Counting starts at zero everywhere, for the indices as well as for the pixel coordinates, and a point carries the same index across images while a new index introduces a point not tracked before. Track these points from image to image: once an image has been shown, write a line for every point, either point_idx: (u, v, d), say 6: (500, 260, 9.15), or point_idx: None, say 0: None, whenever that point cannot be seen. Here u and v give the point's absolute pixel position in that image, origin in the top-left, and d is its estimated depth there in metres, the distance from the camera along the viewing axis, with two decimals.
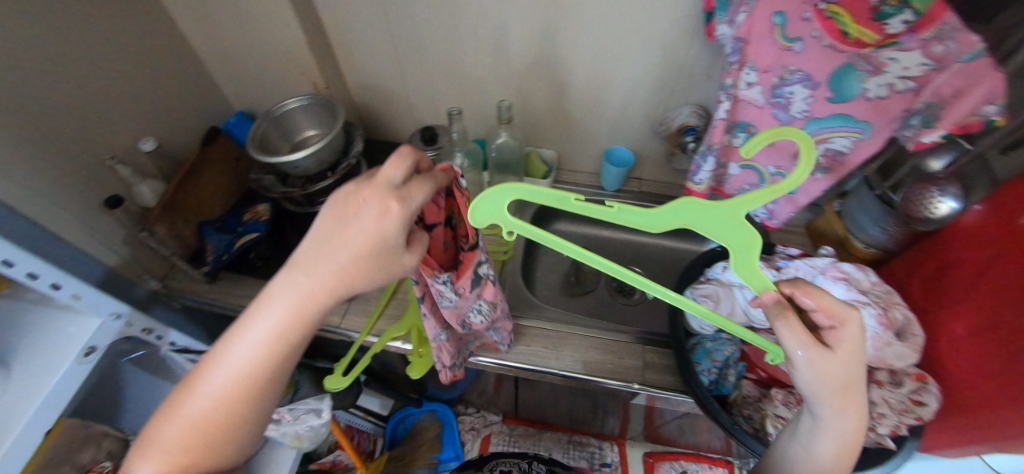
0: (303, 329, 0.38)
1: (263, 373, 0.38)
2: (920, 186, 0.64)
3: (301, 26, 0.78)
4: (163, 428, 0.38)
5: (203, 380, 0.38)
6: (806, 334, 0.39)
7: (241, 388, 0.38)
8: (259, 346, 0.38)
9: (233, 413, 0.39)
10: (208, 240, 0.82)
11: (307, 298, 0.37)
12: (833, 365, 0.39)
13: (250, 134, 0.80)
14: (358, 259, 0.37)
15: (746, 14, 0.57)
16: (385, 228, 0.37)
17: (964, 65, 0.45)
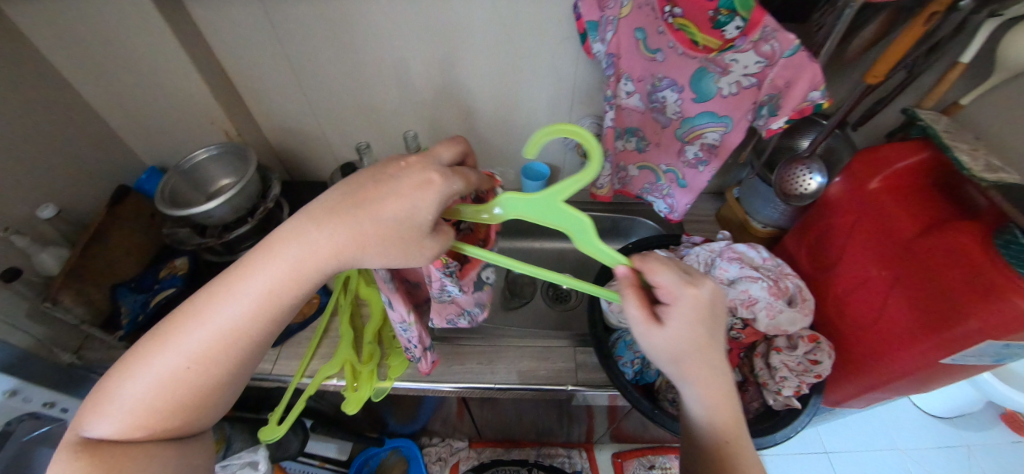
0: (294, 291, 0.42)
1: (248, 332, 0.41)
2: (793, 166, 0.72)
3: (206, 77, 0.78)
4: (128, 383, 0.40)
5: (180, 337, 0.40)
6: (640, 310, 0.43)
7: (224, 346, 0.41)
8: (249, 304, 0.41)
9: (207, 372, 0.41)
10: (122, 303, 0.78)
11: (320, 261, 0.41)
12: (667, 340, 0.43)
13: (158, 190, 0.78)
14: (393, 234, 0.40)
15: (612, 32, 0.63)
16: (428, 201, 0.40)
17: (788, 60, 0.51)
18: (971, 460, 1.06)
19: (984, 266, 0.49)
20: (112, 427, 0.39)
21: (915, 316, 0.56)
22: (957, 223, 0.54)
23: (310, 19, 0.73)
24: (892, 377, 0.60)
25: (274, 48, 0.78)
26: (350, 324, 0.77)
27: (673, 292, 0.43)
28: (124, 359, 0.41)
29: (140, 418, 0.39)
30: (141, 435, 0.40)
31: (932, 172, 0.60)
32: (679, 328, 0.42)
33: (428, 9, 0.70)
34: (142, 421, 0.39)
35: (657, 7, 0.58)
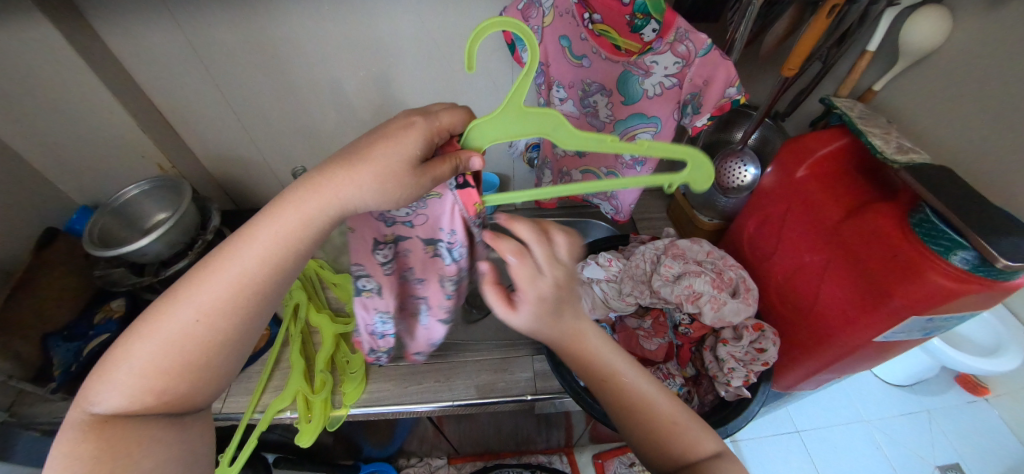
0: (313, 235, 0.41)
1: (263, 282, 0.39)
2: (728, 159, 0.75)
3: (130, 111, 0.75)
4: (135, 344, 0.37)
5: (190, 292, 0.38)
6: (498, 300, 0.44)
7: (236, 298, 0.39)
8: (267, 249, 0.39)
9: (218, 331, 0.38)
10: (53, 354, 0.72)
11: (325, 195, 0.39)
12: (528, 317, 0.44)
13: (87, 230, 0.74)
14: (392, 170, 0.39)
15: (539, 41, 0.62)
16: (417, 136, 0.40)
17: (703, 60, 0.54)
18: (931, 423, 1.10)
19: (902, 246, 0.51)
20: (119, 400, 0.36)
21: (846, 299, 0.58)
22: (877, 205, 0.56)
23: (236, 45, 0.71)
24: (836, 358, 0.62)
25: (200, 75, 0.75)
26: (301, 353, 0.75)
27: (523, 255, 0.44)
28: (132, 327, 0.38)
29: (148, 384, 0.37)
30: (149, 399, 0.37)
31: (850, 155, 0.62)
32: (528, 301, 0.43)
33: (357, 26, 0.71)
34: (148, 389, 0.37)
35: (577, 14, 0.58)
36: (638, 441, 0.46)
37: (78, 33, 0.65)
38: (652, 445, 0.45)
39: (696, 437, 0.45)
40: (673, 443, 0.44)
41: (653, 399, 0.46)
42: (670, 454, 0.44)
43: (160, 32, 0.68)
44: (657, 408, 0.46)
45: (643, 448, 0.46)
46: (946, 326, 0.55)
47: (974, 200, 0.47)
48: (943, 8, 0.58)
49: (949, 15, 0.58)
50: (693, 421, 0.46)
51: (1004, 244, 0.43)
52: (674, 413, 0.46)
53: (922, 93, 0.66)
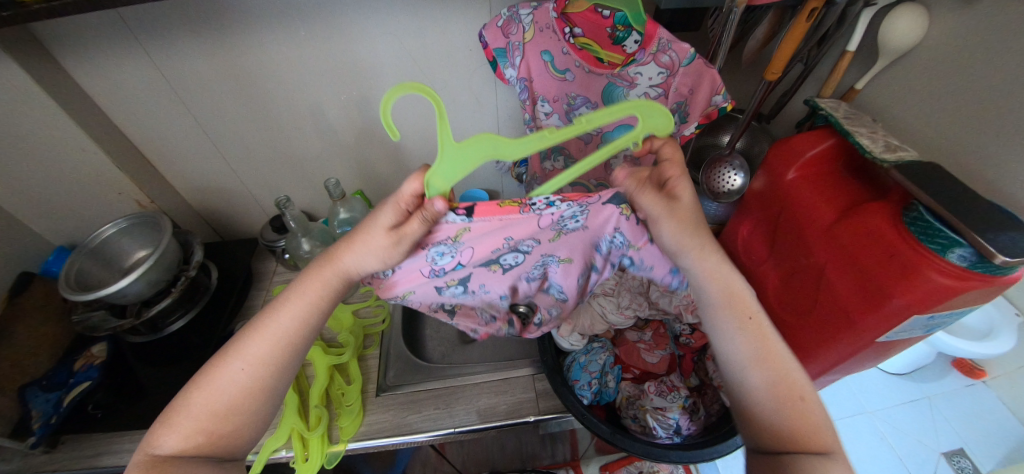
0: (334, 291, 0.47)
1: (298, 336, 0.44)
2: (716, 165, 0.75)
3: (103, 147, 0.72)
4: (193, 393, 0.41)
5: (236, 346, 0.42)
6: (652, 198, 0.48)
7: (279, 352, 0.43)
8: (298, 308, 0.44)
9: (262, 382, 0.42)
10: (31, 406, 0.66)
11: (335, 264, 0.46)
12: (680, 217, 0.49)
13: (62, 273, 0.71)
14: (381, 244, 0.44)
15: (520, 57, 0.61)
16: (393, 211, 0.43)
17: (687, 69, 0.55)
18: (933, 410, 1.05)
19: (897, 245, 0.51)
20: (176, 440, 0.39)
21: (842, 301, 0.58)
22: (870, 204, 0.56)
23: (212, 76, 0.69)
24: (840, 360, 0.62)
25: (176, 108, 0.73)
26: (294, 387, 0.72)
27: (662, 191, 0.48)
28: (193, 379, 0.42)
29: (202, 424, 0.40)
30: (200, 441, 0.39)
31: (839, 156, 0.63)
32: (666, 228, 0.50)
33: (336, 51, 0.70)
34: (200, 434, 0.40)
35: (558, 28, 0.58)
36: (749, 394, 0.45)
37: (46, 73, 0.63)
38: (760, 399, 0.45)
39: (815, 423, 0.43)
40: (787, 416, 0.43)
41: (785, 360, 0.46)
42: (768, 432, 0.44)
43: (133, 67, 0.67)
44: (786, 374, 0.45)
45: (751, 407, 0.45)
46: (947, 322, 0.54)
47: (965, 196, 0.47)
48: (920, 7, 0.60)
49: (925, 13, 0.59)
50: (812, 397, 0.44)
51: (1002, 240, 0.43)
52: (801, 387, 0.44)
53: (904, 89, 0.66)
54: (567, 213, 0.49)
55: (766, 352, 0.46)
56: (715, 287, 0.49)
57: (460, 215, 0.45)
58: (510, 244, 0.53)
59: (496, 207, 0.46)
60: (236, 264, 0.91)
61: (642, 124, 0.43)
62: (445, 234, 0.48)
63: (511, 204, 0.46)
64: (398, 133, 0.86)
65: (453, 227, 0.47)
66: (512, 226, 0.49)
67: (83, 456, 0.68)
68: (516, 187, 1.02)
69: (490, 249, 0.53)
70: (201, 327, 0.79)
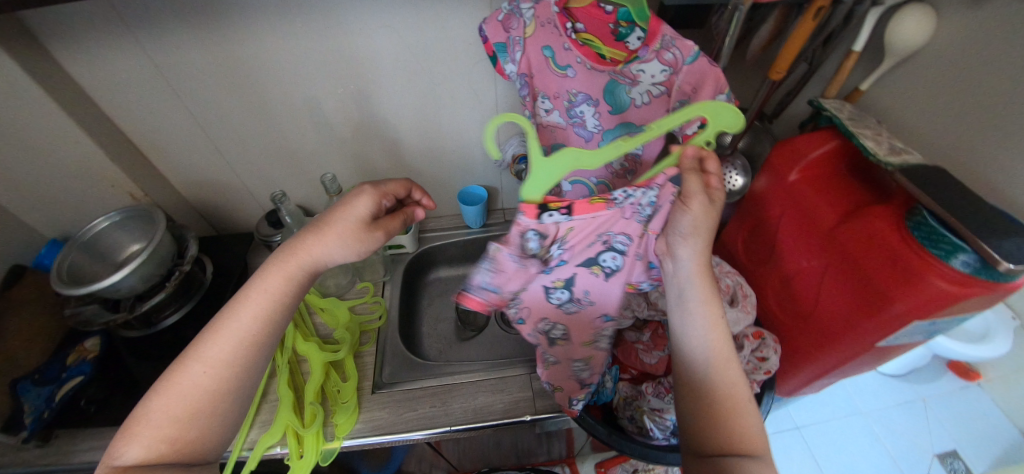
0: (297, 285, 0.48)
1: (258, 333, 0.44)
2: (718, 164, 0.74)
3: (95, 139, 0.71)
4: (155, 396, 0.40)
5: (195, 349, 0.42)
6: (694, 184, 0.45)
7: (240, 351, 0.43)
8: (259, 305, 0.45)
9: (225, 381, 0.42)
10: (24, 400, 0.65)
11: (298, 256, 0.47)
12: (705, 220, 0.47)
13: (55, 267, 0.69)
14: (353, 229, 0.49)
15: (520, 52, 0.59)
16: (367, 202, 0.51)
17: (691, 66, 0.53)
18: (929, 413, 1.05)
19: (900, 249, 0.50)
20: (138, 449, 0.37)
21: (843, 304, 0.57)
22: (873, 207, 0.56)
23: (206, 67, 0.68)
24: (837, 364, 0.61)
25: (169, 100, 0.72)
26: (289, 384, 0.72)
27: (693, 196, 0.46)
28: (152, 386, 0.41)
29: (167, 429, 0.39)
30: (164, 449, 0.38)
31: (843, 157, 0.62)
32: (683, 229, 0.48)
33: (332, 44, 0.69)
34: (163, 442, 0.38)
35: (560, 23, 0.58)
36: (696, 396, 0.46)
37: (36, 62, 0.61)
38: (695, 402, 0.45)
39: (748, 433, 0.43)
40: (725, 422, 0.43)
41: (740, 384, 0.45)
42: (715, 431, 0.43)
43: (124, 58, 0.65)
44: (732, 382, 0.44)
45: (693, 409, 0.46)
46: (947, 327, 0.54)
47: (969, 201, 0.47)
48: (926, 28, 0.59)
49: (931, 19, 0.59)
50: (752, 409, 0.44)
51: (1006, 246, 0.42)
52: (744, 396, 0.44)
53: (910, 91, 0.65)
54: (643, 200, 0.49)
55: (722, 357, 0.45)
56: (694, 290, 0.48)
57: (561, 216, 0.49)
58: (603, 240, 0.54)
59: (587, 204, 0.49)
60: (231, 258, 0.91)
61: (711, 125, 0.47)
62: (551, 240, 0.52)
63: (600, 200, 0.49)
64: (396, 128, 0.85)
65: (559, 228, 0.51)
66: (605, 221, 0.51)
67: (76, 450, 0.68)
68: (515, 184, 1.01)
69: (589, 245, 0.54)
70: (195, 322, 0.78)
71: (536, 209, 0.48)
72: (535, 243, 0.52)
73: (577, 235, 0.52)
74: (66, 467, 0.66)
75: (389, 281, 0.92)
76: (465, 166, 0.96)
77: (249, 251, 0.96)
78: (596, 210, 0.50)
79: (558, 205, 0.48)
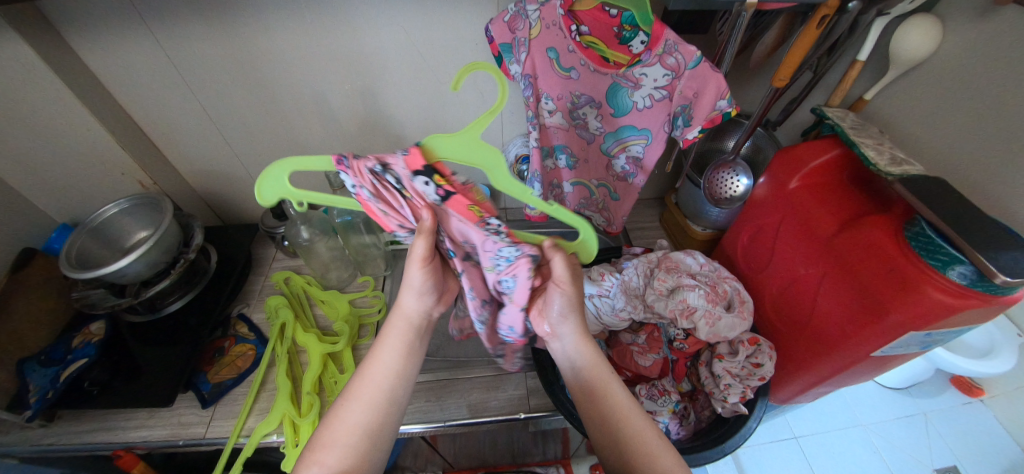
0: (418, 332, 0.52)
1: (397, 376, 0.49)
2: (720, 170, 0.74)
3: (107, 127, 0.72)
4: (322, 443, 0.44)
5: (347, 395, 0.48)
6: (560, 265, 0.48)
7: (389, 387, 0.48)
8: (392, 354, 0.50)
9: (379, 419, 0.46)
10: (29, 380, 0.67)
11: (404, 314, 0.51)
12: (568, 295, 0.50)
13: (64, 251, 0.71)
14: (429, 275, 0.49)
15: (525, 53, 0.59)
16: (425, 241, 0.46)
17: (692, 72, 0.54)
18: (929, 427, 1.04)
19: (897, 260, 0.50)
20: None
21: (840, 314, 0.57)
22: (872, 217, 0.56)
23: (217, 60, 0.70)
24: (832, 374, 0.61)
25: (180, 91, 0.74)
26: (287, 374, 0.73)
27: (563, 280, 0.49)
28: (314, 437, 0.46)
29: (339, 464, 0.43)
30: None
31: (845, 168, 0.62)
32: (558, 307, 0.51)
33: (340, 40, 0.70)
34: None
35: (565, 25, 0.57)
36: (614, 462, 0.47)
37: (52, 51, 0.63)
38: (615, 456, 0.48)
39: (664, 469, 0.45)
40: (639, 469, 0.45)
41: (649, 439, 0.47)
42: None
43: (138, 48, 0.67)
44: (632, 433, 0.48)
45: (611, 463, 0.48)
46: (943, 339, 0.54)
47: (969, 213, 0.47)
48: (925, 51, 0.60)
49: (931, 46, 0.60)
50: (666, 447, 0.47)
51: (1003, 259, 0.42)
52: (654, 444, 0.47)
53: (914, 103, 0.65)
54: (502, 253, 0.46)
55: (624, 411, 0.49)
56: (583, 359, 0.52)
57: (434, 194, 0.42)
58: (465, 242, 0.48)
59: (463, 207, 0.43)
60: (236, 248, 0.92)
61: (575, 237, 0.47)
62: (418, 203, 0.44)
63: (474, 211, 0.43)
64: (401, 124, 0.85)
65: (426, 202, 0.43)
66: (471, 234, 0.46)
67: (80, 430, 0.69)
68: None
69: (456, 245, 0.49)
70: (199, 308, 0.80)
71: (423, 164, 0.41)
72: (396, 182, 0.42)
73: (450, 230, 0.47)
74: (69, 446, 0.68)
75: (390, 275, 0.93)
76: None
77: (254, 241, 0.98)
78: (466, 220, 0.44)
79: (441, 183, 0.41)
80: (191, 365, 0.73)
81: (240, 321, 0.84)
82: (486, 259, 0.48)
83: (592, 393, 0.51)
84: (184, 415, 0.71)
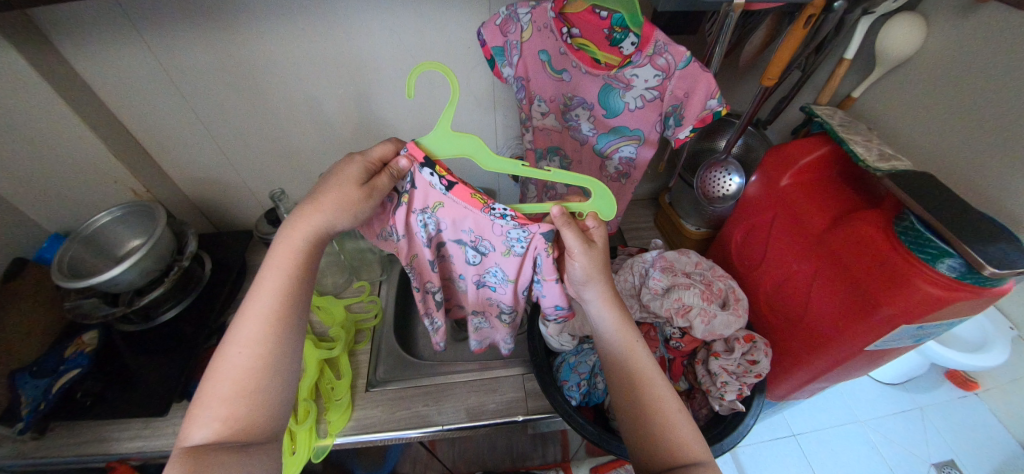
0: (310, 257, 0.48)
1: (282, 308, 0.45)
2: (712, 169, 0.75)
3: (99, 135, 0.72)
4: (204, 380, 0.42)
5: (233, 331, 0.44)
6: (572, 236, 0.49)
7: (278, 315, 0.45)
8: (275, 288, 0.46)
9: (262, 357, 0.43)
10: (20, 392, 0.66)
11: (301, 239, 0.47)
12: (584, 265, 0.51)
13: (55, 262, 0.70)
14: (351, 197, 0.47)
15: (518, 56, 0.61)
16: (358, 166, 0.48)
17: (682, 72, 0.55)
18: (925, 421, 1.04)
19: (888, 254, 0.51)
20: (211, 428, 0.40)
21: (833, 308, 0.58)
22: (862, 212, 0.56)
23: (209, 66, 0.70)
24: (827, 369, 0.62)
25: (173, 98, 0.73)
26: None
27: (575, 251, 0.50)
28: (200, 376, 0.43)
29: (223, 404, 0.41)
30: (221, 425, 0.40)
31: (835, 164, 0.63)
32: (578, 276, 0.53)
33: (334, 45, 0.70)
34: (227, 416, 0.41)
35: (556, 28, 0.58)
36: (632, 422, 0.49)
37: (42, 58, 0.63)
38: (633, 425, 0.49)
39: (684, 437, 0.46)
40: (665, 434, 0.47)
41: (663, 397, 0.49)
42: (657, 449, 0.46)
43: (129, 56, 0.67)
44: (652, 395, 0.49)
45: (635, 426, 0.49)
46: (935, 332, 0.55)
47: (958, 207, 0.47)
48: (909, 49, 0.61)
49: (916, 43, 0.61)
50: (683, 415, 0.48)
51: (993, 251, 0.43)
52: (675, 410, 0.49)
53: (901, 100, 0.66)
54: (514, 236, 0.52)
55: (642, 375, 0.50)
56: (609, 323, 0.54)
57: (439, 184, 0.47)
58: (472, 231, 0.54)
59: (466, 194, 0.48)
60: (230, 256, 0.91)
61: (589, 203, 0.50)
62: (420, 198, 0.51)
63: (478, 198, 0.47)
64: (396, 129, 0.86)
65: (432, 194, 0.50)
66: (480, 221, 0.51)
67: (73, 442, 0.68)
68: (513, 187, 1.03)
69: (461, 233, 0.55)
70: (194, 316, 0.80)
71: (422, 159, 0.46)
72: (405, 185, 0.51)
73: (454, 219, 0.53)
74: (62, 459, 0.67)
75: (386, 280, 0.93)
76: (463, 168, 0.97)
77: (249, 247, 0.97)
78: (472, 206, 0.49)
79: (443, 173, 0.46)
80: (187, 373, 0.73)
81: None
82: (502, 243, 0.54)
83: (618, 359, 0.52)
84: (179, 425, 0.70)
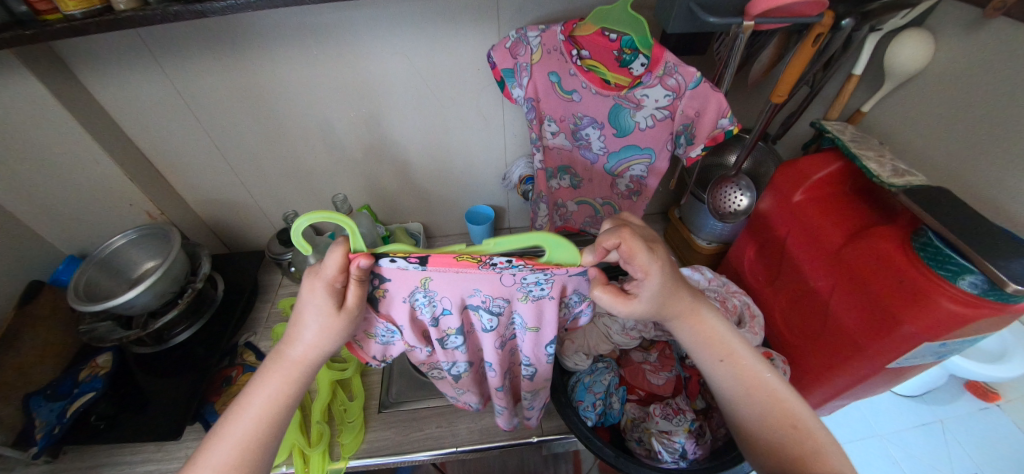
0: (301, 385, 0.42)
1: (266, 435, 0.39)
2: (723, 184, 0.75)
3: (115, 159, 0.73)
4: None
5: (202, 454, 0.38)
6: (609, 295, 0.43)
7: (262, 436, 0.39)
8: (263, 408, 0.40)
9: None
10: (35, 415, 0.65)
11: (296, 363, 0.41)
12: (643, 308, 0.44)
13: (71, 284, 0.71)
14: (330, 325, 0.40)
15: (528, 77, 0.61)
16: (322, 290, 0.39)
17: (693, 92, 0.56)
18: (948, 436, 0.88)
19: (906, 271, 0.50)
20: None
21: (850, 325, 0.57)
22: (879, 228, 0.56)
23: (225, 91, 0.71)
24: (845, 387, 0.61)
25: (188, 122, 0.75)
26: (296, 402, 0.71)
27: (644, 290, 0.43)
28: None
29: None
30: None
31: (847, 178, 0.64)
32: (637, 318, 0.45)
33: (347, 69, 0.71)
34: None
35: (565, 50, 0.59)
36: (745, 434, 0.46)
37: (64, 88, 0.64)
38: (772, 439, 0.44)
39: (820, 444, 0.42)
40: (791, 447, 0.42)
41: (789, 402, 0.44)
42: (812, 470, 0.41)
43: (148, 82, 0.68)
44: (780, 403, 0.44)
45: (756, 445, 0.45)
46: (958, 348, 0.54)
47: (975, 221, 0.47)
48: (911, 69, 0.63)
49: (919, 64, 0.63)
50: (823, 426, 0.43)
51: (1013, 267, 0.42)
52: (796, 414, 0.44)
53: (910, 115, 0.67)
54: (530, 277, 0.42)
55: (757, 383, 0.45)
56: (694, 344, 0.47)
57: (410, 265, 0.40)
58: (469, 294, 0.45)
59: (448, 260, 0.40)
60: (243, 276, 0.92)
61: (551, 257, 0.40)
62: (403, 284, 0.43)
63: (468, 259, 0.39)
64: (405, 149, 0.86)
65: (410, 276, 0.42)
66: (477, 279, 0.43)
67: (85, 467, 0.68)
68: (522, 203, 1.05)
69: (468, 299, 0.46)
70: (208, 337, 0.80)
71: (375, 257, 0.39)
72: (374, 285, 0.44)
73: (453, 285, 0.44)
74: None
75: None
76: (471, 187, 0.97)
77: (260, 267, 0.98)
78: (465, 270, 0.40)
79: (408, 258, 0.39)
80: (199, 396, 0.72)
81: (247, 350, 0.83)
82: (512, 289, 0.45)
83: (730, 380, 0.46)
84: (191, 448, 0.70)
